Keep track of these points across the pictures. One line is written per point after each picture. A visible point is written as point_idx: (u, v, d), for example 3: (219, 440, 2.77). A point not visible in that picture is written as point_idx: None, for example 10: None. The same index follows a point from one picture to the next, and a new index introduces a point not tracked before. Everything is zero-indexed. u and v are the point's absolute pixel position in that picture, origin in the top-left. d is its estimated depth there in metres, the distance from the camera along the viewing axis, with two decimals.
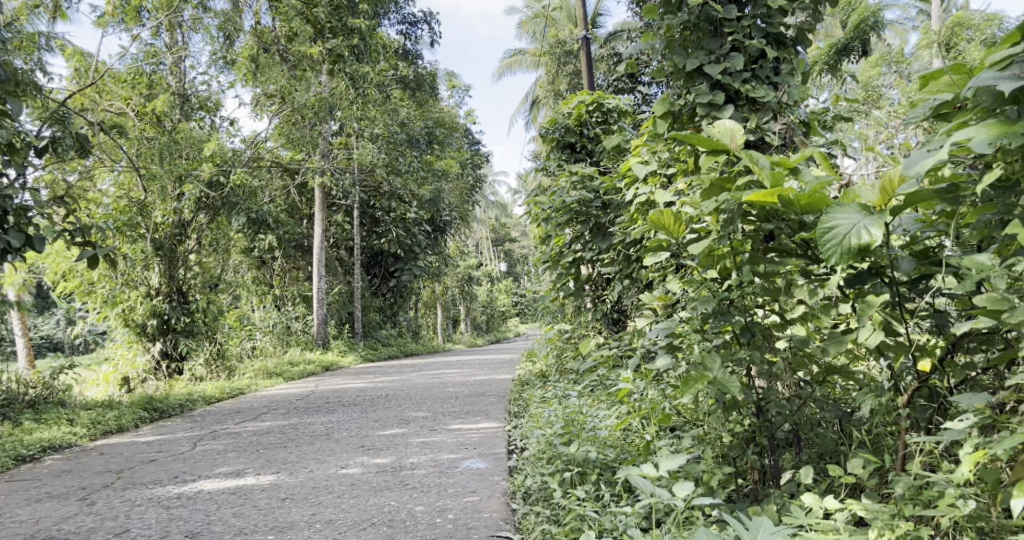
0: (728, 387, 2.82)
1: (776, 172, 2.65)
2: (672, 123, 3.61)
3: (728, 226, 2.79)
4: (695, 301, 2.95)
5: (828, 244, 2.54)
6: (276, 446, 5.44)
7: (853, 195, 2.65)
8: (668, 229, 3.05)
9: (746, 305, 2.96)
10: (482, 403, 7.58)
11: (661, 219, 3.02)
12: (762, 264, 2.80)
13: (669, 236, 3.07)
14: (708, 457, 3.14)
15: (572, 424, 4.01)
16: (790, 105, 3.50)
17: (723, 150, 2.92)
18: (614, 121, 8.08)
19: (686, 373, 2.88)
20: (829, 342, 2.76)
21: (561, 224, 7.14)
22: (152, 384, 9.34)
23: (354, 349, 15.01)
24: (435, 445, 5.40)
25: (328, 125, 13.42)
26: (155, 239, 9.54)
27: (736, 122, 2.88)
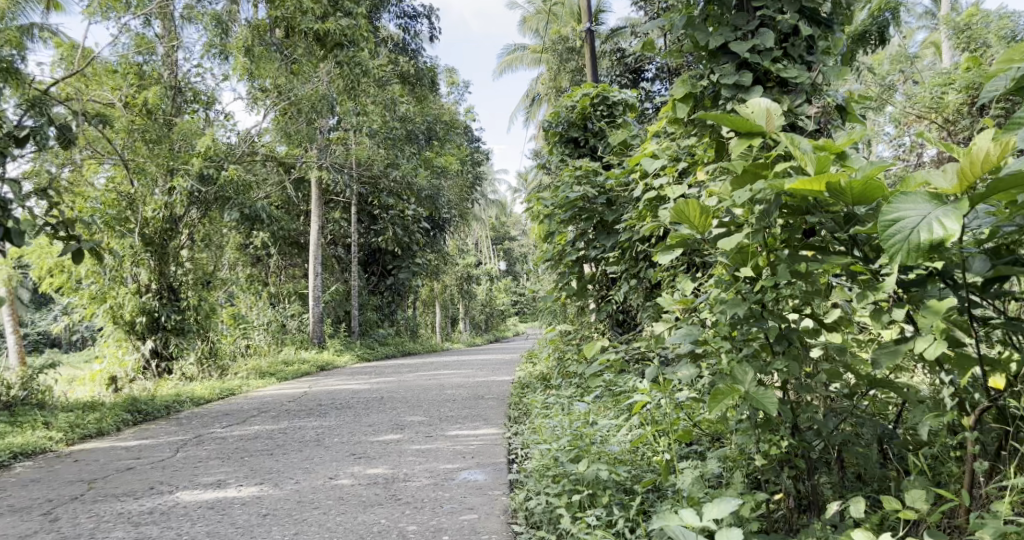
0: (765, 406, 2.53)
1: (825, 157, 2.41)
2: (694, 106, 3.31)
3: (764, 219, 2.54)
4: (724, 305, 2.66)
5: (893, 237, 2.30)
6: (262, 454, 5.13)
7: (920, 180, 2.47)
8: (690, 225, 2.77)
9: (781, 309, 2.66)
10: (481, 406, 7.28)
11: (683, 212, 2.74)
12: (801, 263, 2.54)
13: (691, 233, 2.78)
14: (737, 482, 2.83)
15: (580, 438, 3.71)
16: (825, 87, 3.18)
17: (756, 134, 2.66)
18: (619, 115, 7.78)
19: (714, 387, 2.60)
20: (879, 353, 2.49)
21: (565, 222, 6.82)
22: (141, 383, 9.02)
23: (351, 349, 14.69)
24: (431, 454, 5.10)
25: (325, 119, 13.11)
26: (144, 234, 9.21)
27: (773, 100, 2.63)
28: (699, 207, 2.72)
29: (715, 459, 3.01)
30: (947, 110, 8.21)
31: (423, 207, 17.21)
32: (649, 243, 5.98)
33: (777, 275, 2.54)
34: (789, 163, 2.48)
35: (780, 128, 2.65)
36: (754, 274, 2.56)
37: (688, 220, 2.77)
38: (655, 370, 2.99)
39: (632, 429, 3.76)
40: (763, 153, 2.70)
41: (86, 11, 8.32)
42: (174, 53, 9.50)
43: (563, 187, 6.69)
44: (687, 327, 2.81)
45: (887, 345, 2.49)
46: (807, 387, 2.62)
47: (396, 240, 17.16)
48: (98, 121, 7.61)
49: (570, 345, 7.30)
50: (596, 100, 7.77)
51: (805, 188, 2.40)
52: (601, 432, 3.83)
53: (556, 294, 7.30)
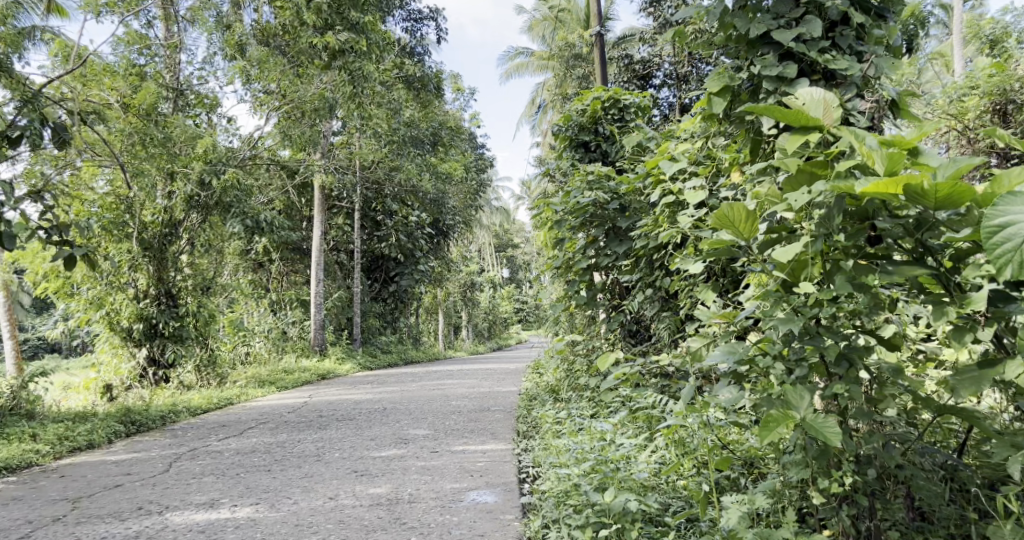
0: (830, 440, 2.44)
1: (898, 155, 2.38)
2: (730, 101, 3.09)
3: (825, 223, 2.51)
4: (775, 321, 2.59)
5: (999, 249, 2.22)
6: (258, 470, 4.86)
7: (1009, 178, 2.32)
8: (730, 230, 2.69)
9: (837, 327, 2.59)
10: (488, 419, 7.02)
11: (722, 216, 2.66)
12: (865, 274, 2.50)
13: (734, 238, 2.71)
14: (790, 520, 2.65)
15: (604, 463, 3.44)
16: (877, 80, 2.95)
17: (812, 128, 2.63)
18: (631, 118, 7.55)
19: (766, 414, 2.54)
20: (960, 380, 2.39)
21: (574, 229, 6.57)
22: (136, 392, 8.77)
23: (353, 356, 14.39)
24: (436, 472, 4.83)
25: (328, 123, 12.89)
26: (142, 239, 8.94)
27: (829, 90, 2.61)
28: (741, 212, 2.64)
29: (761, 492, 2.81)
30: (968, 116, 7.99)
31: (427, 213, 16.96)
32: (666, 251, 5.75)
33: (837, 285, 2.50)
34: (856, 162, 2.45)
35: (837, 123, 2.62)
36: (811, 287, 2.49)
37: (727, 224, 2.70)
38: (690, 390, 2.87)
39: (661, 457, 3.50)
40: (822, 148, 2.66)
41: (83, 8, 8.06)
42: (176, 54, 9.26)
43: (573, 192, 6.44)
44: (729, 343, 2.73)
45: (969, 371, 2.40)
46: (870, 414, 2.56)
47: (399, 246, 16.92)
48: (94, 123, 7.35)
49: (578, 355, 7.02)
50: (607, 103, 7.56)
51: (879, 190, 2.37)
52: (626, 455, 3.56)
53: (565, 302, 7.05)
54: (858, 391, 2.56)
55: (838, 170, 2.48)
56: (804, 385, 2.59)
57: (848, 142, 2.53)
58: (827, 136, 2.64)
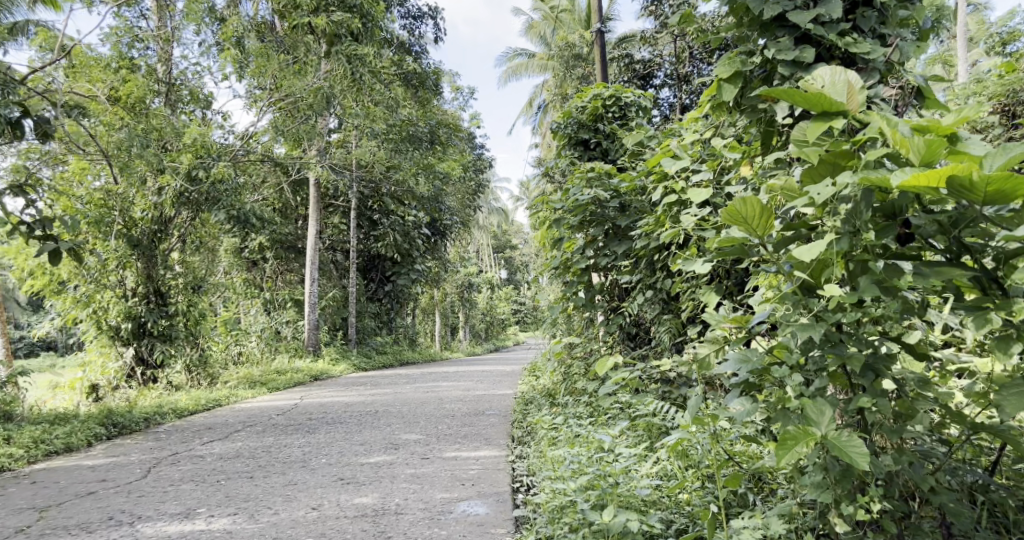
0: (856, 462, 2.32)
1: (936, 144, 2.24)
2: (742, 88, 2.92)
3: (853, 218, 2.37)
4: (793, 328, 2.45)
5: None
6: (240, 476, 4.65)
7: None
8: (741, 227, 2.54)
9: (862, 335, 2.45)
10: (482, 424, 6.81)
11: (730, 213, 2.50)
12: (892, 275, 2.37)
13: (744, 235, 2.56)
14: None
15: (603, 476, 3.25)
16: (903, 64, 2.77)
17: (835, 112, 2.49)
18: (631, 115, 7.36)
19: (784, 431, 2.41)
20: (1006, 398, 2.30)
21: (573, 228, 6.36)
22: (123, 392, 8.44)
23: (347, 357, 14.16)
24: (427, 480, 4.63)
25: (324, 119, 12.68)
26: (131, 236, 8.67)
27: (855, 73, 2.48)
28: (753, 208, 2.49)
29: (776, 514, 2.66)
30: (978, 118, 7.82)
31: (424, 212, 16.73)
32: (668, 252, 5.56)
33: (862, 288, 2.37)
34: (887, 150, 2.32)
35: (861, 107, 2.48)
36: (835, 292, 2.36)
37: (738, 221, 2.55)
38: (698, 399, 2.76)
39: (664, 475, 3.31)
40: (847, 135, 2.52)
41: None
42: (169, 47, 9.04)
43: (572, 191, 6.22)
44: (738, 353, 2.60)
45: (1014, 387, 2.30)
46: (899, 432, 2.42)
47: (396, 246, 16.71)
48: (79, 115, 7.13)
49: (575, 358, 6.83)
50: (607, 101, 7.36)
51: (918, 182, 2.22)
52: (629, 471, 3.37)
53: (562, 304, 6.84)
54: (883, 403, 2.42)
55: (865, 161, 2.34)
56: (823, 397, 2.46)
57: (876, 128, 2.38)
58: (853, 121, 2.51)
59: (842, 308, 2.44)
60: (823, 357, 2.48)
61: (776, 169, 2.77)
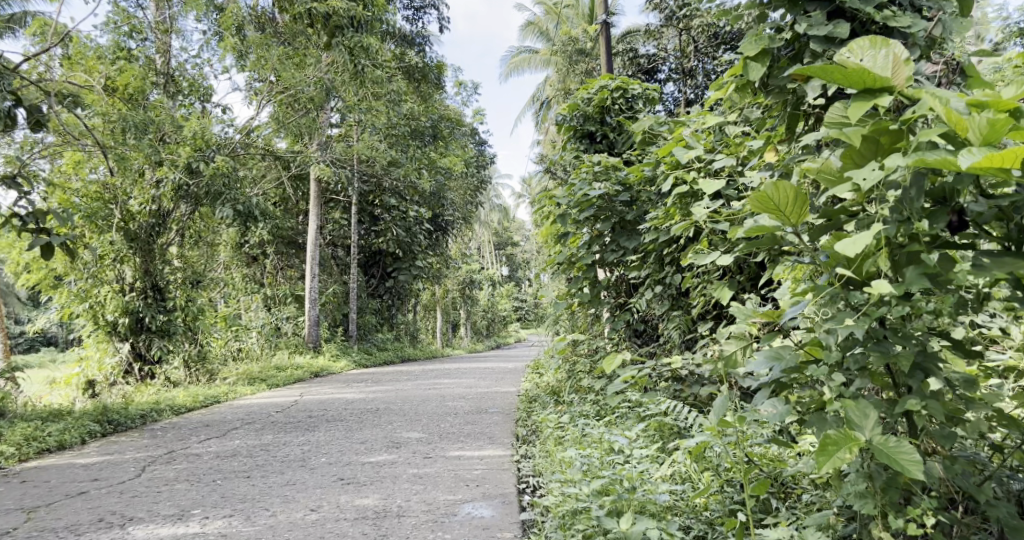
0: (909, 471, 2.24)
1: (1000, 123, 2.15)
2: (770, 66, 2.82)
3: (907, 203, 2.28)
4: (835, 324, 2.38)
5: None
6: (237, 476, 4.51)
7: None
8: (774, 216, 2.49)
9: (909, 330, 2.37)
10: (485, 422, 6.66)
11: (760, 203, 2.46)
12: (944, 267, 2.31)
13: (774, 224, 2.50)
14: None
15: (618, 482, 3.09)
16: (945, 40, 2.67)
17: (880, 88, 2.36)
18: (639, 108, 7.20)
19: (827, 436, 2.34)
20: None
21: (579, 223, 6.20)
22: (120, 388, 8.27)
23: (348, 353, 13.99)
24: (430, 481, 4.48)
25: (325, 113, 12.52)
26: (129, 230, 8.48)
27: (902, 45, 2.35)
28: (786, 196, 2.44)
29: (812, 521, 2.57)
30: None
31: (426, 208, 16.58)
32: (678, 246, 5.42)
33: (909, 280, 2.31)
34: (942, 130, 2.22)
35: (909, 82, 2.34)
36: (883, 288, 2.28)
37: (770, 210, 2.49)
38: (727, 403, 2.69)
39: (686, 485, 3.18)
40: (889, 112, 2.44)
41: None
42: (167, 37, 8.86)
43: (579, 184, 6.06)
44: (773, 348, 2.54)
45: None
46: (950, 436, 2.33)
47: (397, 242, 16.56)
48: (72, 105, 6.96)
49: (581, 356, 6.68)
50: (614, 93, 7.22)
51: (984, 166, 2.13)
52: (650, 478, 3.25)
53: (567, 300, 6.69)
54: (932, 405, 2.34)
55: (916, 144, 2.25)
56: (866, 399, 2.39)
57: (928, 105, 2.28)
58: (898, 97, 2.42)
59: (885, 302, 2.34)
60: (863, 356, 2.39)
61: (804, 154, 2.72)
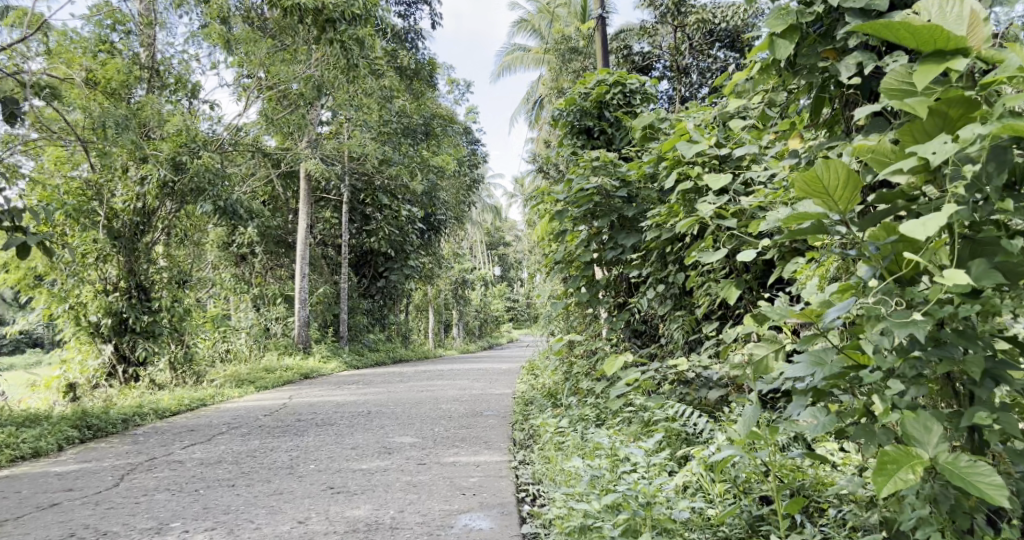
0: (984, 494, 2.09)
1: None
2: (799, 44, 2.65)
3: (980, 182, 2.13)
4: (890, 323, 2.21)
5: None
6: (221, 485, 4.28)
7: None
8: (820, 200, 2.34)
9: (977, 331, 2.20)
10: (480, 425, 6.46)
11: (805, 184, 2.32)
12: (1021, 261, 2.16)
13: (821, 208, 2.36)
14: None
15: (632, 499, 2.94)
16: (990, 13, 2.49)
17: (954, 51, 2.24)
18: (637, 103, 6.99)
19: (884, 452, 2.20)
20: None
21: (576, 220, 5.96)
22: (103, 392, 8.01)
23: (339, 355, 13.74)
24: (424, 489, 4.27)
25: (315, 110, 12.27)
26: (112, 228, 8.20)
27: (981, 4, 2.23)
28: (836, 178, 2.29)
29: None
30: None
31: (419, 207, 16.34)
32: (682, 244, 5.22)
33: (977, 274, 2.14)
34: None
35: (987, 44, 2.22)
36: (948, 286, 2.13)
37: (816, 192, 2.35)
38: (756, 410, 2.64)
39: (708, 506, 2.98)
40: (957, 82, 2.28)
41: None
42: (152, 30, 8.60)
43: (577, 179, 5.83)
44: (814, 347, 2.41)
45: None
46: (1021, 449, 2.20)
47: (389, 241, 16.33)
48: (49, 98, 6.70)
49: (579, 357, 6.48)
50: (611, 87, 7.01)
51: None
52: (666, 496, 3.06)
53: (564, 299, 6.48)
54: (1004, 418, 2.19)
55: (995, 111, 2.11)
56: (929, 411, 2.23)
57: (1010, 67, 2.13)
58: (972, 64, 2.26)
59: (941, 303, 2.18)
60: (922, 363, 2.23)
61: (837, 142, 2.62)
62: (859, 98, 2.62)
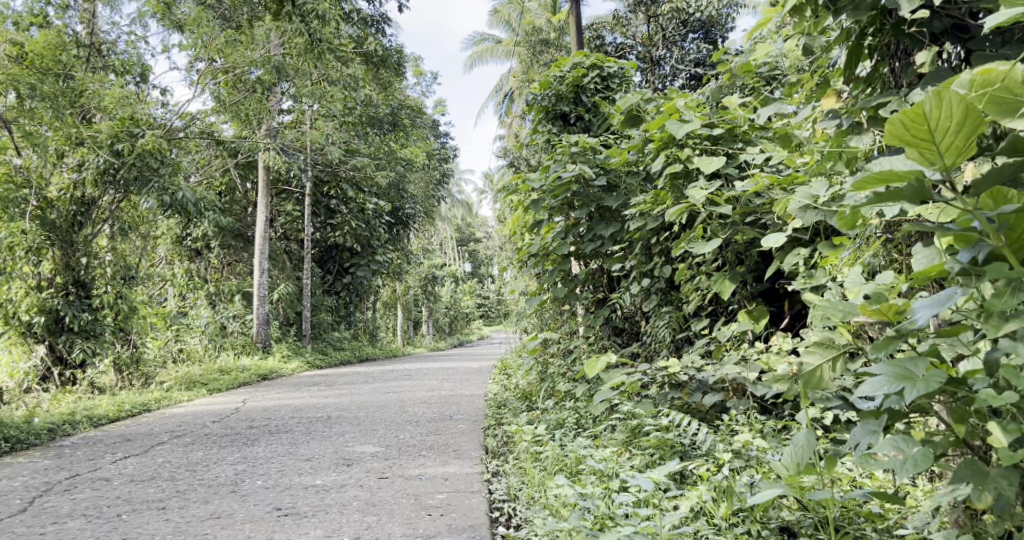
0: None
1: None
2: None
3: None
4: None
5: None
6: (147, 509, 3.75)
7: None
8: (921, 148, 1.84)
9: None
10: (449, 431, 5.95)
11: (907, 126, 1.81)
12: None
13: (924, 161, 1.85)
14: None
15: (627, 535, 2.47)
16: None
17: None
18: (617, 87, 6.51)
19: None
20: None
21: (551, 210, 5.45)
22: (36, 397, 7.38)
23: (301, 354, 13.17)
24: (384, 510, 3.75)
25: (275, 97, 11.68)
26: (46, 219, 7.58)
27: None
28: (947, 120, 1.80)
29: None
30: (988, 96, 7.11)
31: (386, 201, 15.78)
32: (669, 233, 4.75)
33: None
34: None
35: None
36: None
37: (916, 138, 1.84)
38: (810, 434, 2.30)
39: None
40: None
41: None
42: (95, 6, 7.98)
43: (552, 167, 5.32)
44: (913, 366, 1.90)
45: None
46: None
47: (354, 236, 15.74)
48: None
49: (556, 358, 6.00)
50: (588, 70, 6.53)
51: None
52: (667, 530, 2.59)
53: (539, 295, 5.98)
54: None
55: None
56: None
57: None
58: None
59: None
60: None
61: (884, 96, 2.31)
62: (920, 39, 2.28)
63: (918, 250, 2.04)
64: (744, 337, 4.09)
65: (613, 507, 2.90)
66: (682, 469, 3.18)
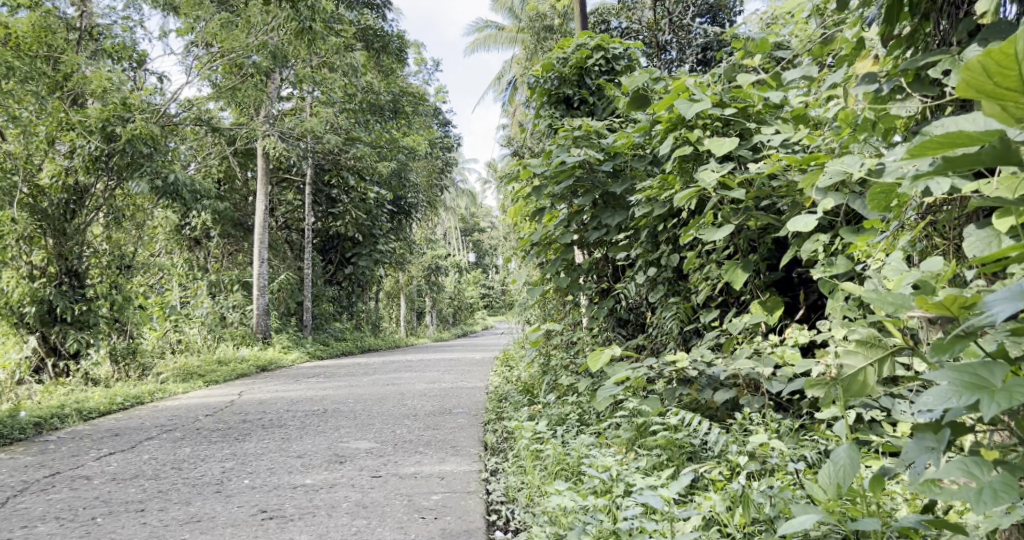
0: None
1: None
2: None
3: None
4: None
5: None
6: (124, 512, 3.54)
7: None
8: (1006, 101, 1.57)
9: None
10: (448, 426, 5.74)
11: (991, 72, 1.55)
12: None
13: (1008, 117, 1.58)
14: None
15: None
16: None
17: None
18: (622, 69, 6.25)
19: None
20: None
21: (554, 198, 5.20)
22: (26, 389, 7.18)
23: (302, 345, 12.97)
24: (375, 512, 3.54)
25: (273, 83, 11.42)
26: (37, 207, 7.36)
27: None
28: None
29: None
30: None
31: (388, 189, 15.54)
32: (678, 220, 4.52)
33: None
34: None
35: None
36: None
37: (1002, 89, 1.57)
38: (851, 451, 2.13)
39: None
40: None
41: None
42: None
43: (556, 150, 5.08)
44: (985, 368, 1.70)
45: None
46: None
47: (356, 225, 15.52)
48: None
49: (560, 351, 5.78)
50: (593, 52, 6.27)
51: None
52: None
53: (541, 285, 5.75)
54: None
55: None
56: None
57: None
58: None
59: None
60: None
61: (935, 56, 2.13)
62: None
63: (977, 237, 1.88)
64: (757, 329, 3.87)
65: (619, 517, 2.68)
66: (692, 472, 2.97)
